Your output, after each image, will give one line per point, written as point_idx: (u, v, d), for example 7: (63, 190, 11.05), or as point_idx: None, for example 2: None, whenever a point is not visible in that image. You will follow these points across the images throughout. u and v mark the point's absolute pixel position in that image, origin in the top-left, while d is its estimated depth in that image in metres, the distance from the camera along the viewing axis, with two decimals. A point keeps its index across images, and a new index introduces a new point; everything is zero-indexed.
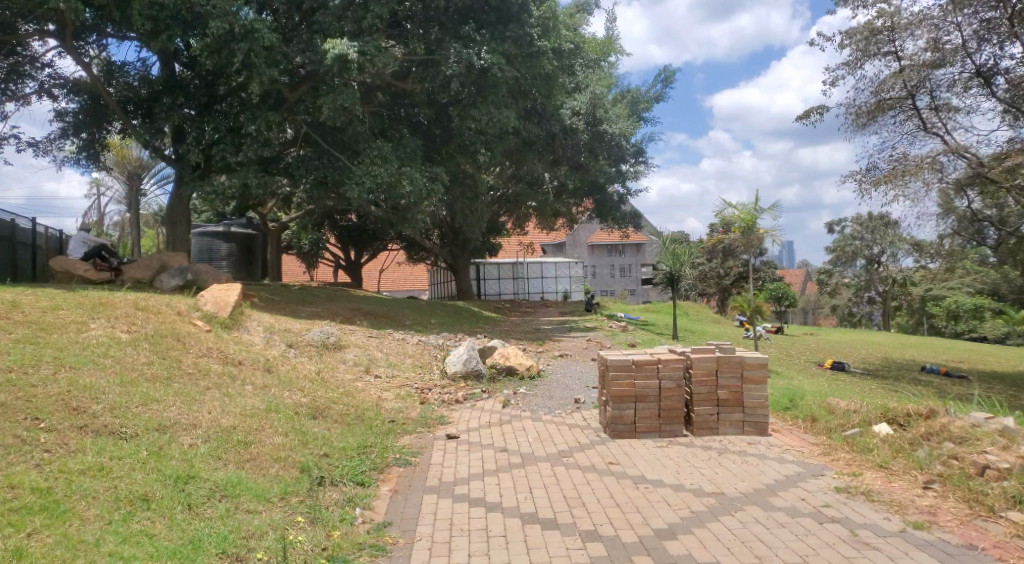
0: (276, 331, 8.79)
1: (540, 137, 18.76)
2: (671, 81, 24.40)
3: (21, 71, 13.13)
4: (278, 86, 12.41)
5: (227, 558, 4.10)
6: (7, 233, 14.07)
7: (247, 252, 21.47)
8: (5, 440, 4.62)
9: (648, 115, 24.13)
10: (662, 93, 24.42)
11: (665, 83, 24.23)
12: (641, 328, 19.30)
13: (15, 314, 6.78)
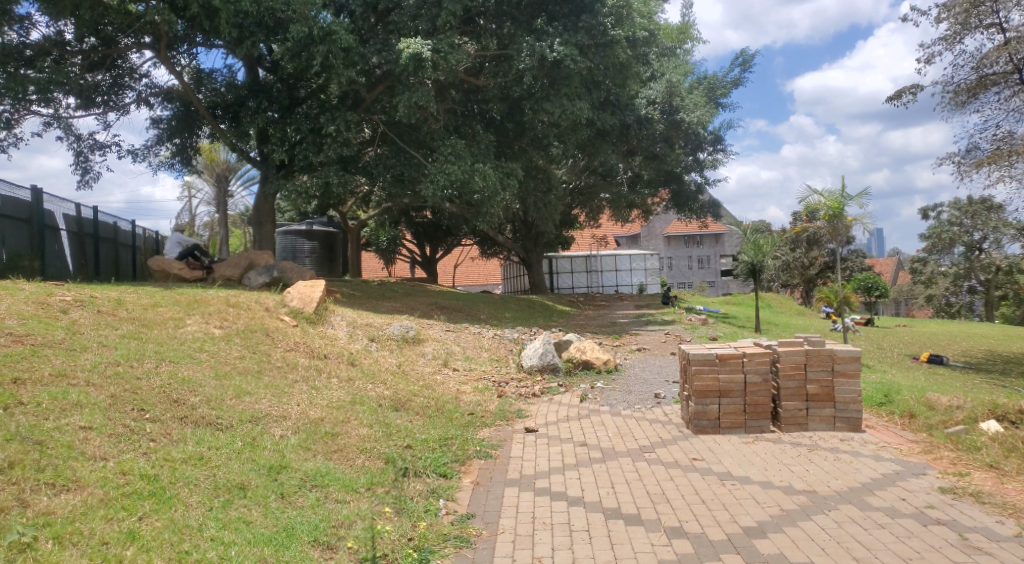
0: (359, 325, 9.04)
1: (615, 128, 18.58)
2: (749, 65, 23.71)
3: (122, 83, 13.83)
4: (355, 86, 12.69)
5: (319, 546, 4.25)
6: (110, 235, 15.02)
7: (328, 249, 22.20)
8: (116, 430, 4.93)
9: (726, 101, 23.54)
10: (740, 78, 23.78)
11: (742, 67, 23.53)
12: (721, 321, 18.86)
13: (120, 311, 7.22)
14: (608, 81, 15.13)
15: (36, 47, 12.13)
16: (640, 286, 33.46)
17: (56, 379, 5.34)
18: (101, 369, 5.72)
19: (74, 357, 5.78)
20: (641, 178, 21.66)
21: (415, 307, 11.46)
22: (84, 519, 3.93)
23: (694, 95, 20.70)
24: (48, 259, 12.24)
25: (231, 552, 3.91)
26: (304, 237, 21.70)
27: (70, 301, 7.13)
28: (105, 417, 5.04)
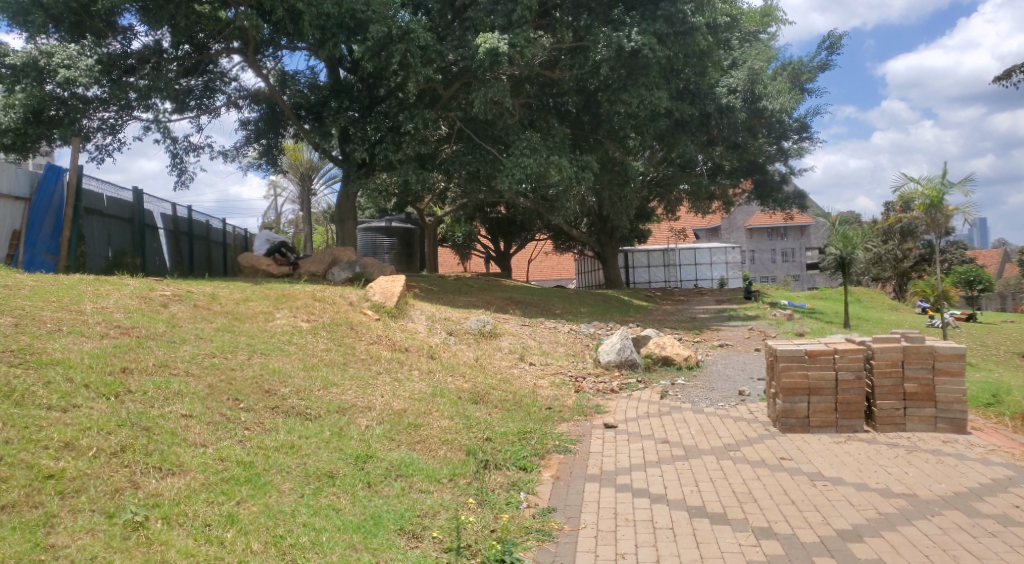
0: (438, 319, 9.18)
1: (694, 118, 18.17)
2: (837, 48, 22.75)
3: (213, 87, 14.42)
4: (433, 83, 12.88)
5: (406, 534, 4.36)
6: (203, 233, 15.84)
7: (405, 244, 22.68)
8: (214, 418, 5.19)
9: (812, 86, 22.67)
10: (827, 62, 22.85)
11: (829, 50, 22.60)
12: (808, 317, 18.20)
13: (215, 305, 7.59)
14: (687, 70, 15.12)
15: (137, 55, 12.84)
16: (721, 280, 32.73)
17: (159, 368, 5.66)
18: (199, 360, 6.03)
19: (174, 349, 6.11)
20: (722, 168, 21.25)
21: (491, 302, 11.55)
22: (188, 502, 4.17)
23: (776, 82, 20.05)
24: (148, 256, 13.00)
25: (323, 538, 4.07)
26: (385, 234, 22.23)
27: (169, 295, 7.55)
28: (203, 405, 5.30)
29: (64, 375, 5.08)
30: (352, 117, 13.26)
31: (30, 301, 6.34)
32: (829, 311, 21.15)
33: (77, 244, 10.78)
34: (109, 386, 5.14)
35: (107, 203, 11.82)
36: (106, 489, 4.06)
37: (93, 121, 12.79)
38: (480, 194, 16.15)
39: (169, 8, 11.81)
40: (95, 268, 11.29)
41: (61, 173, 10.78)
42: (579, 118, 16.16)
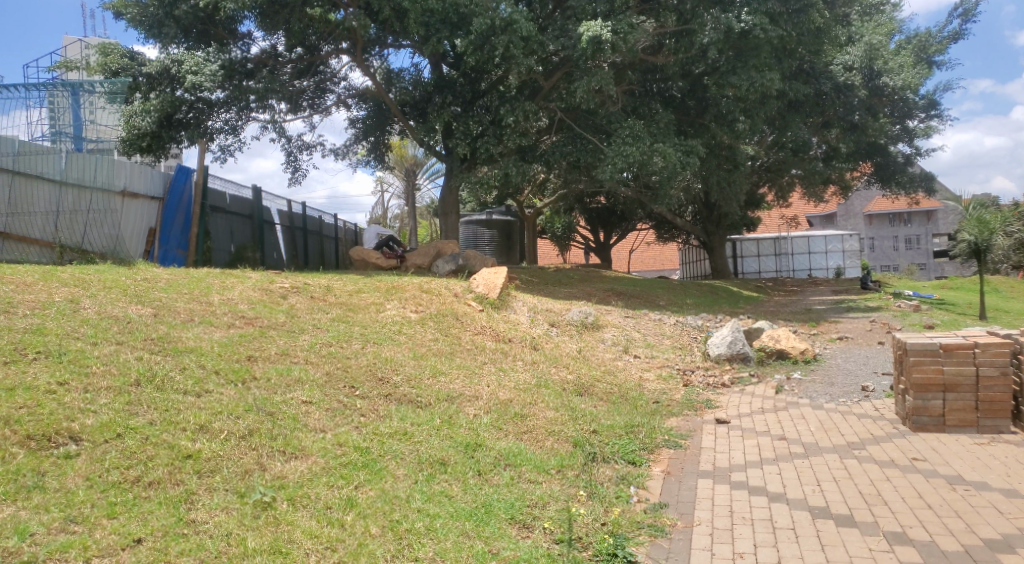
0: (540, 310, 9.18)
1: (809, 98, 17.29)
2: (971, 15, 21.06)
3: (324, 87, 15.05)
4: (534, 74, 12.89)
5: (517, 524, 4.39)
6: (316, 229, 16.60)
7: (505, 237, 23.09)
8: (332, 405, 5.40)
9: (941, 59, 21.10)
10: (960, 31, 21.19)
11: (961, 19, 20.96)
12: (937, 308, 16.98)
13: (329, 296, 7.91)
14: (802, 48, 14.73)
15: (254, 60, 13.52)
16: (837, 270, 31.18)
17: (281, 356, 5.96)
18: (317, 349, 6.30)
19: (294, 338, 6.41)
20: (838, 151, 20.33)
21: (593, 293, 11.46)
22: (310, 484, 4.36)
23: (900, 57, 18.83)
24: (267, 251, 13.76)
25: (437, 524, 4.17)
26: (485, 227, 22.73)
27: (288, 287, 7.92)
28: (322, 392, 5.53)
29: (198, 362, 5.44)
30: (455, 112, 13.43)
31: (166, 293, 6.83)
32: (962, 302, 19.59)
33: (205, 240, 11.53)
34: (237, 372, 5.46)
35: (229, 201, 12.61)
36: (237, 470, 4.32)
37: (216, 123, 13.41)
38: (581, 184, 16.00)
39: (283, 14, 12.35)
40: (221, 261, 12.04)
41: (190, 174, 11.56)
42: (684, 103, 15.76)
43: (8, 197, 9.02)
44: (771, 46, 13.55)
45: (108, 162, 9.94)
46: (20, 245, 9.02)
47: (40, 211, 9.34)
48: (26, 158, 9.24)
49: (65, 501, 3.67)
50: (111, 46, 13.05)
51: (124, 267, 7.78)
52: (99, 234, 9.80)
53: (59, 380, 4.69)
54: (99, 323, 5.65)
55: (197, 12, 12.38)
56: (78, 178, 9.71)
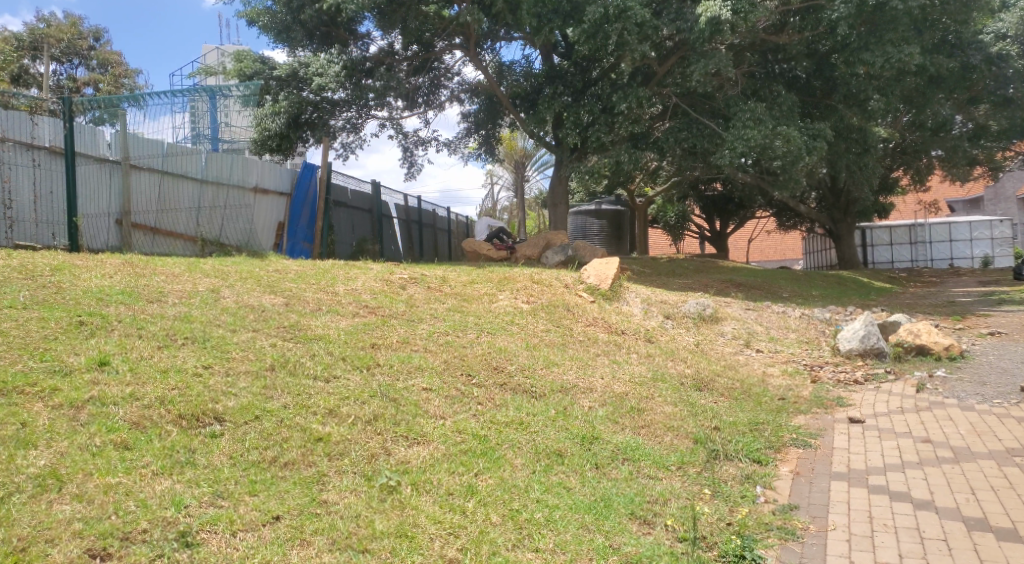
0: (654, 302, 8.96)
1: (952, 72, 15.94)
2: None
3: (439, 83, 15.37)
4: (648, 60, 12.59)
5: (637, 519, 4.33)
6: (431, 222, 17.05)
7: (616, 227, 22.88)
8: (450, 392, 5.50)
9: None
10: None
11: None
12: None
13: (445, 287, 8.06)
14: (946, 17, 13.66)
15: (372, 58, 13.88)
16: (983, 259, 28.75)
17: (402, 344, 6.14)
18: (435, 338, 6.45)
19: (414, 327, 6.59)
20: (988, 130, 18.38)
21: (709, 284, 11.11)
22: (433, 470, 4.46)
23: None
24: (385, 243, 14.30)
25: (556, 516, 4.19)
26: (595, 217, 22.66)
27: (406, 278, 8.15)
28: (441, 380, 5.66)
29: (325, 349, 5.69)
30: (567, 102, 13.29)
31: (295, 283, 7.19)
32: None
33: (328, 234, 12.13)
34: (362, 358, 5.67)
35: (351, 196, 13.17)
36: (365, 454, 4.47)
37: (338, 122, 14.18)
38: (695, 170, 15.49)
39: (401, 12, 12.67)
40: (344, 254, 12.63)
41: (314, 170, 12.17)
42: (809, 84, 15.00)
43: (158, 196, 9.85)
44: (908, 18, 12.59)
45: (241, 161, 10.75)
46: (168, 240, 9.89)
47: (184, 208, 10.12)
48: (173, 159, 9.99)
49: (212, 477, 3.93)
50: (245, 52, 13.80)
51: (258, 259, 8.27)
52: (234, 229, 10.62)
53: (205, 363, 5.04)
54: (237, 311, 6.03)
55: (320, 14, 12.82)
56: (216, 176, 10.52)
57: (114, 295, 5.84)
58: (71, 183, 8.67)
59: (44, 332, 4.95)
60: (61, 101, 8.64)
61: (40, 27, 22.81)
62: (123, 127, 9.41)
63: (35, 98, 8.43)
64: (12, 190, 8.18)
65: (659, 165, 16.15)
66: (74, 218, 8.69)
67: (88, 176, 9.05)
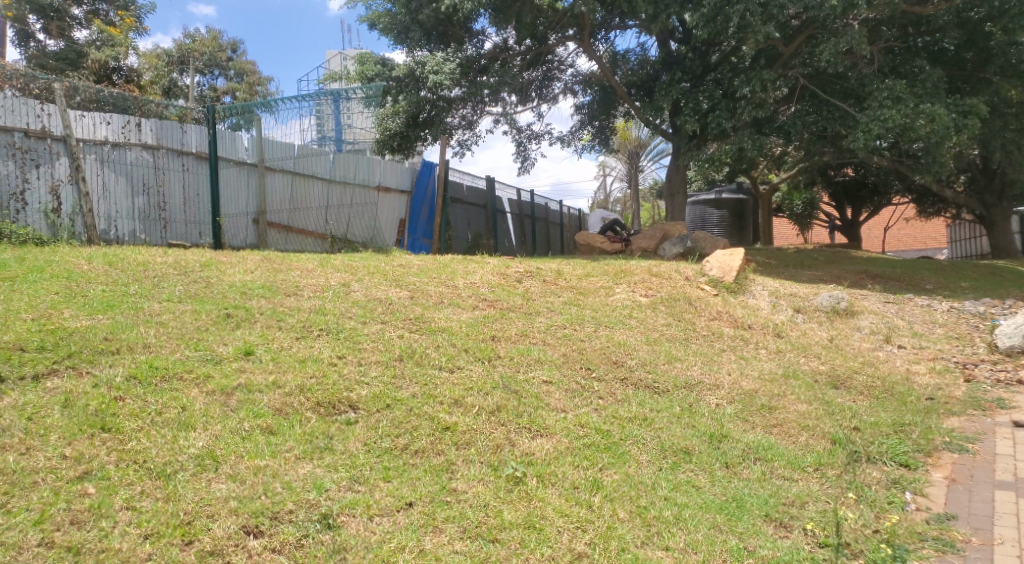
0: (782, 295, 8.53)
1: None
2: None
3: (552, 76, 15.36)
4: (772, 41, 11.99)
5: (772, 522, 4.16)
6: (543, 215, 17.16)
7: (737, 217, 22.10)
8: (571, 386, 5.47)
9: None
10: None
11: None
12: None
13: (560, 280, 8.04)
14: None
15: (488, 55, 14.06)
16: None
17: (521, 337, 6.18)
18: (554, 331, 6.44)
19: (532, 320, 6.62)
20: None
21: (841, 276, 10.47)
22: (558, 463, 4.45)
23: None
24: (500, 238, 14.54)
25: (686, 514, 4.09)
26: (714, 207, 22.00)
27: (522, 271, 8.20)
28: (561, 372, 5.64)
29: (449, 341, 5.82)
30: (685, 88, 12.87)
31: (419, 277, 7.41)
32: None
33: (446, 229, 12.50)
34: (483, 350, 5.76)
35: (466, 191, 13.48)
36: (490, 444, 4.52)
37: (455, 119, 14.49)
38: (824, 155, 14.61)
39: (516, 6, 12.63)
40: (461, 249, 12.97)
41: (432, 168, 12.61)
42: (958, 56, 13.73)
43: (290, 196, 10.49)
44: None
45: (365, 161, 11.24)
46: (300, 237, 10.51)
47: (314, 207, 10.72)
48: (303, 161, 10.58)
49: (349, 462, 4.10)
50: (368, 55, 14.36)
51: (383, 254, 8.59)
52: (360, 226, 11.16)
53: (339, 354, 5.27)
54: (366, 305, 6.28)
55: (438, 14, 13.09)
56: (342, 176, 11.06)
57: (256, 289, 6.22)
58: (214, 185, 9.40)
59: (197, 323, 5.35)
60: (204, 109, 9.48)
61: (187, 43, 24.74)
62: (259, 131, 10.02)
63: (183, 106, 9.27)
64: (166, 193, 9.03)
65: (784, 150, 15.37)
66: (216, 217, 9.40)
67: (229, 179, 9.75)
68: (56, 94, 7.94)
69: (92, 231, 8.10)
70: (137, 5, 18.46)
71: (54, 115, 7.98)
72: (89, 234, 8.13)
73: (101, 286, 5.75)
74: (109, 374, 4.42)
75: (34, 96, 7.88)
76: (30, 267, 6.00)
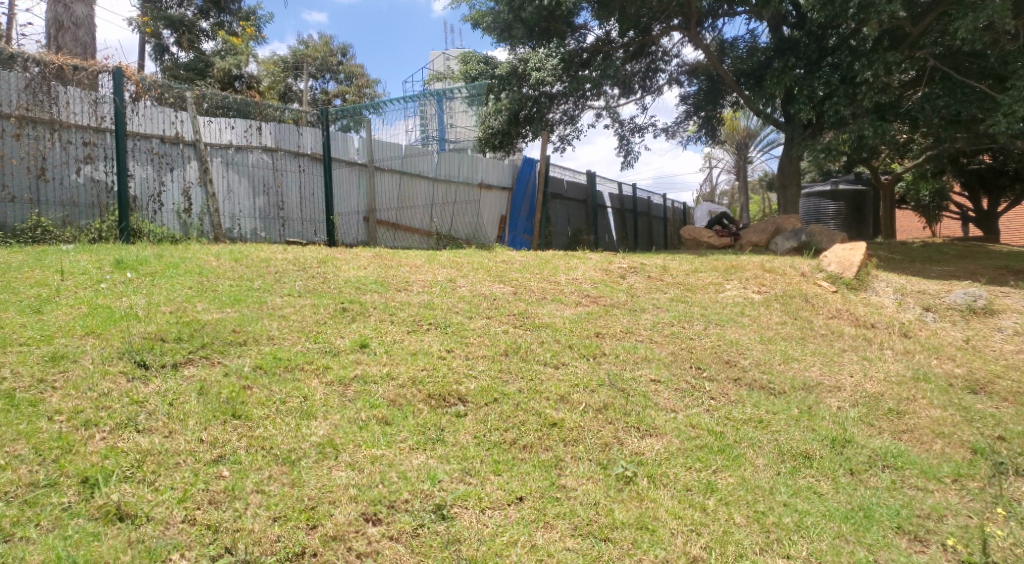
0: (910, 292, 7.97)
1: None
2: None
3: (655, 67, 15.05)
4: (897, 21, 11.22)
5: (906, 535, 3.89)
6: (646, 210, 16.89)
7: (855, 209, 21.12)
8: (681, 385, 5.32)
9: None
10: None
11: None
12: None
13: (666, 276, 7.86)
14: None
15: (590, 48, 13.93)
16: None
17: (627, 334, 6.07)
18: (660, 328, 6.29)
19: (637, 316, 6.49)
20: None
21: (974, 272, 9.67)
22: (669, 464, 4.33)
23: None
24: (600, 233, 14.41)
25: (808, 522, 3.89)
26: (830, 199, 21.15)
27: (625, 267, 8.07)
28: (670, 371, 5.49)
29: (553, 337, 5.80)
30: (799, 75, 12.27)
31: (521, 273, 7.45)
32: None
33: (546, 225, 12.51)
34: (588, 347, 5.69)
35: (567, 186, 13.45)
36: (598, 442, 4.47)
37: (556, 114, 14.49)
38: (956, 141, 13.53)
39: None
40: (561, 244, 12.96)
41: (534, 164, 12.63)
42: None
43: (397, 194, 10.82)
44: None
45: (469, 159, 11.38)
46: (407, 234, 10.83)
47: (420, 204, 11.01)
48: (410, 160, 10.89)
49: (460, 455, 4.15)
50: (472, 55, 14.57)
51: (487, 250, 8.69)
52: (463, 223, 11.33)
53: (448, 347, 5.37)
54: (471, 300, 6.37)
55: (541, 10, 12.87)
56: (447, 174, 11.24)
57: (369, 284, 6.45)
58: (328, 185, 9.81)
59: (316, 317, 5.59)
60: (318, 113, 9.80)
61: (300, 50, 26.04)
62: (368, 132, 10.39)
63: (298, 111, 9.60)
64: (284, 193, 9.54)
65: (908, 136, 14.35)
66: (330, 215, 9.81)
67: (342, 179, 10.18)
68: (188, 102, 8.53)
69: (218, 230, 8.66)
70: (256, 15, 19.67)
71: (185, 122, 8.59)
72: (216, 232, 8.69)
73: (228, 281, 6.11)
74: (238, 364, 4.70)
75: (169, 105, 8.49)
76: (166, 263, 6.46)
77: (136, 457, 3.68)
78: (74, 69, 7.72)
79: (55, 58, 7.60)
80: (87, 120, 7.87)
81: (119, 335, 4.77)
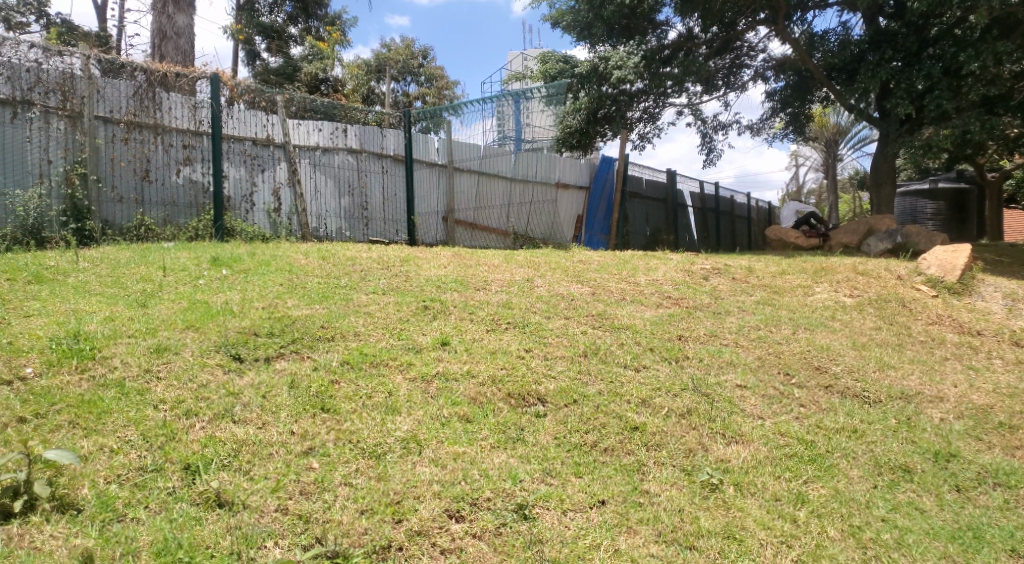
0: (1022, 298, 7.43)
1: None
2: None
3: (739, 63, 14.65)
4: (1007, 8, 10.52)
5: (1022, 559, 3.62)
6: (728, 209, 16.43)
7: (956, 208, 19.87)
8: (768, 391, 5.13)
9: None
10: None
11: None
12: None
13: (751, 278, 7.61)
14: None
15: (672, 45, 13.65)
16: None
17: (710, 338, 5.91)
18: (745, 332, 6.09)
19: (721, 319, 6.31)
20: None
21: None
22: (757, 473, 4.17)
23: None
24: (679, 233, 14.13)
25: (910, 540, 3.67)
26: (928, 198, 20.00)
27: (708, 268, 7.86)
28: (756, 377, 5.30)
29: (634, 339, 5.70)
30: (896, 68, 11.67)
31: (600, 273, 7.38)
32: None
33: (623, 224, 12.36)
34: (671, 350, 5.57)
35: (645, 185, 13.26)
36: (682, 448, 4.36)
37: (635, 113, 14.34)
38: None
39: None
40: (638, 244, 12.78)
41: (612, 163, 12.51)
42: None
43: (475, 194, 10.92)
44: None
45: (547, 158, 11.38)
46: (484, 233, 10.92)
47: (497, 203, 11.07)
48: (489, 160, 10.96)
49: (541, 455, 4.13)
50: (551, 54, 14.58)
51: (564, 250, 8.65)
52: (540, 223, 11.32)
53: (527, 347, 5.37)
54: (550, 300, 6.35)
55: (622, 7, 12.90)
56: (524, 174, 11.26)
57: (449, 283, 6.52)
58: (408, 185, 10.04)
59: (399, 314, 5.69)
60: (400, 115, 10.02)
61: (383, 52, 26.65)
62: (448, 133, 10.53)
63: (381, 112, 9.82)
64: (367, 193, 9.78)
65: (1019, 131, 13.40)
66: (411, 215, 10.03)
67: (422, 179, 10.37)
68: (279, 106, 8.87)
69: (305, 229, 8.96)
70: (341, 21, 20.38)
71: (276, 125, 8.93)
72: (303, 230, 9.00)
73: (316, 279, 6.31)
74: (327, 359, 4.84)
75: (261, 108, 8.85)
76: (258, 261, 6.72)
77: (232, 446, 3.83)
78: (176, 76, 8.17)
79: (160, 66, 8.07)
80: (187, 123, 8.30)
81: (216, 329, 4.99)
